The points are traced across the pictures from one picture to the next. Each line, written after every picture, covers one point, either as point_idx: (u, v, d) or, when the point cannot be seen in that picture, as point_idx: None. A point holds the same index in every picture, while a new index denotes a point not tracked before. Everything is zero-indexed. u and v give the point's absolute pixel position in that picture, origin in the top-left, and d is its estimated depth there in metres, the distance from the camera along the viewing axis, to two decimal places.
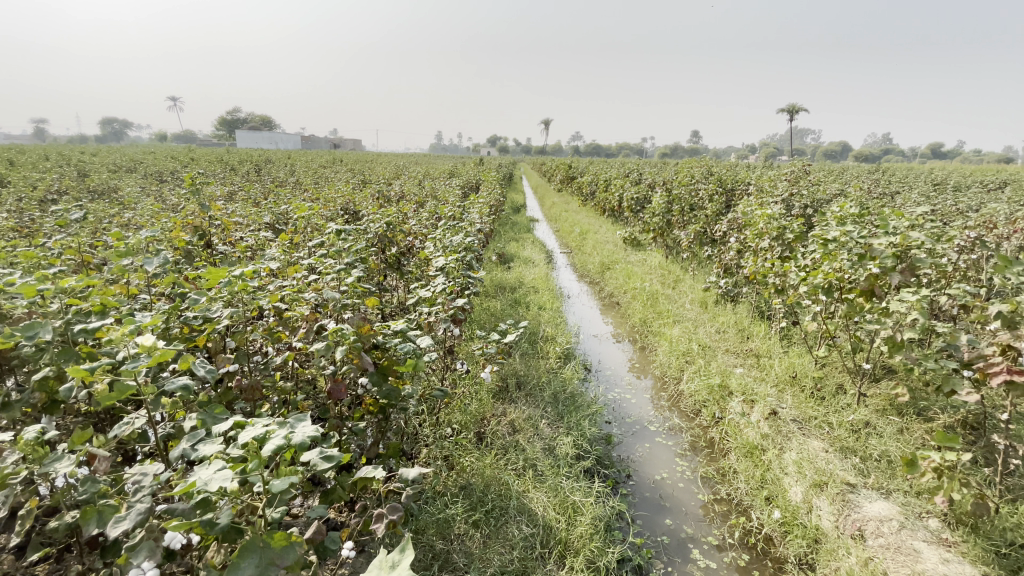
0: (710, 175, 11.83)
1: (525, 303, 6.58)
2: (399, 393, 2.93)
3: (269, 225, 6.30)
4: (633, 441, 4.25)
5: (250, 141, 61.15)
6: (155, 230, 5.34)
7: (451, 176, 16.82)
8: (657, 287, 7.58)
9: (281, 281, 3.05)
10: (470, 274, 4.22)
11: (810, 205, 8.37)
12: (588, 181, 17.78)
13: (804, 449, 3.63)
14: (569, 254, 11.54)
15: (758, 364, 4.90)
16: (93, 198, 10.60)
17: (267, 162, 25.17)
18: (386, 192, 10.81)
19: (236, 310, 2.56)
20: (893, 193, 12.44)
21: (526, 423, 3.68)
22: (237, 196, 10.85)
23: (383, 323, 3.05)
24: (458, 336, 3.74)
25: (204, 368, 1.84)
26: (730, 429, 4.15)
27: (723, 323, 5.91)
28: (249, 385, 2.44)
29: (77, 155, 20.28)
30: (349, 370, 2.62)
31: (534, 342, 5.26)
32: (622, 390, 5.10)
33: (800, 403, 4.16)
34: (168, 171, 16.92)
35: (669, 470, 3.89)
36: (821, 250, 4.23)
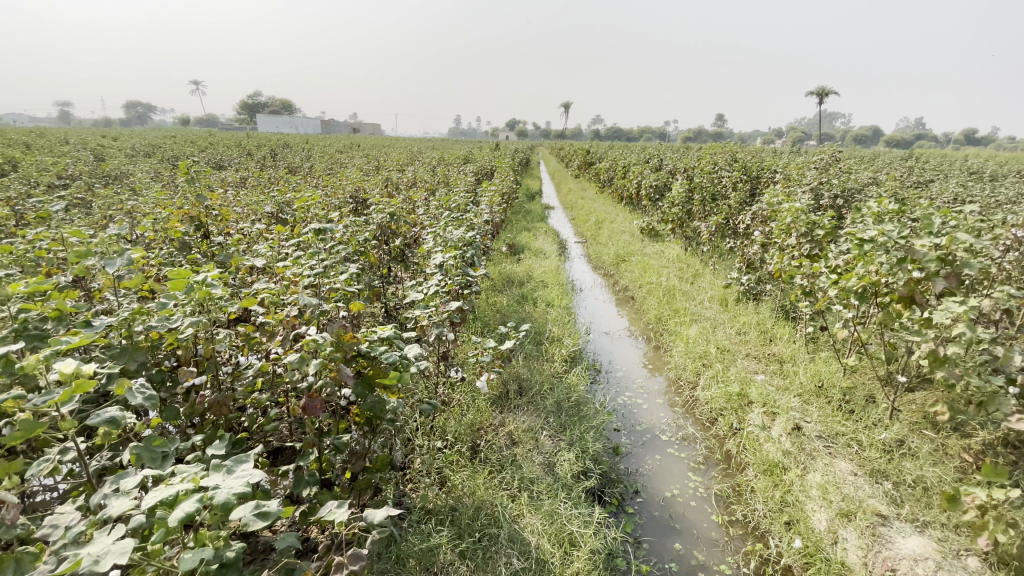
0: (734, 162, 11.27)
1: (533, 298, 6.31)
2: (384, 406, 2.72)
3: (272, 215, 6.13)
4: (643, 451, 3.98)
5: (269, 125, 61.57)
6: (153, 222, 5.18)
7: (465, 162, 16.50)
8: (675, 282, 7.23)
9: (261, 284, 2.84)
10: (470, 273, 3.96)
11: (841, 196, 7.86)
12: (606, 168, 17.25)
13: (830, 471, 3.31)
14: (584, 244, 11.17)
15: (781, 371, 4.56)
16: (106, 184, 10.58)
17: (283, 147, 25.11)
18: (396, 179, 10.58)
19: (201, 319, 2.34)
20: (929, 182, 11.73)
21: (525, 435, 3.43)
22: (247, 184, 10.73)
23: (369, 330, 2.83)
24: (454, 341, 3.49)
25: (143, 397, 1.71)
26: (748, 442, 3.84)
27: (744, 324, 5.55)
28: (215, 401, 2.34)
29: (97, 141, 20.45)
30: (327, 383, 2.42)
31: (540, 343, 5.00)
32: (634, 394, 4.81)
33: (826, 417, 3.82)
34: (183, 155, 16.98)
35: (680, 486, 3.61)
36: (854, 250, 3.84)
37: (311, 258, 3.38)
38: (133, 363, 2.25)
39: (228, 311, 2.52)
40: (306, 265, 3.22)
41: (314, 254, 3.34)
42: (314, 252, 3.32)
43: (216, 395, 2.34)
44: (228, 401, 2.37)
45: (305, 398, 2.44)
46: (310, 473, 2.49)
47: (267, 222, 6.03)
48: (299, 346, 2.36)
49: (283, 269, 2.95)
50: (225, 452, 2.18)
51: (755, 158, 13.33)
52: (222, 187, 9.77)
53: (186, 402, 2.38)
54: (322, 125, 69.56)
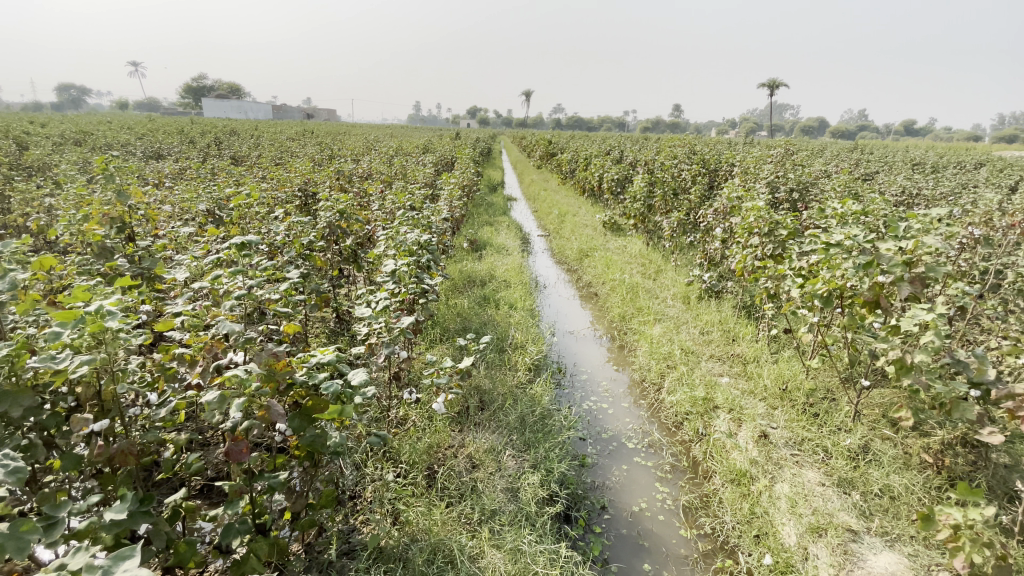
0: (693, 154, 11.31)
1: (495, 300, 6.07)
2: (326, 440, 2.44)
3: (207, 213, 5.60)
4: (609, 461, 3.82)
5: (215, 110, 58.29)
6: (65, 223, 4.60)
7: (423, 152, 15.98)
8: (638, 279, 7.14)
9: (179, 306, 2.48)
10: (425, 282, 3.69)
11: (796, 190, 7.96)
12: (568, 159, 17.09)
13: (798, 482, 3.27)
14: (547, 238, 10.99)
15: (745, 373, 4.51)
16: (25, 177, 9.58)
17: (231, 134, 23.65)
18: (350, 171, 10.03)
19: (99, 355, 1.97)
20: (875, 174, 12.17)
21: (486, 456, 3.22)
22: (185, 176, 9.95)
23: (307, 355, 2.55)
24: (407, 359, 3.22)
25: (4, 471, 1.37)
26: (715, 450, 3.76)
27: (707, 322, 5.50)
28: (119, 449, 1.98)
29: (18, 126, 18.58)
30: (255, 422, 2.12)
31: (503, 350, 4.78)
32: (599, 399, 4.66)
33: (791, 422, 3.79)
34: (117, 142, 15.70)
35: (648, 498, 3.48)
36: (818, 254, 3.80)
37: (241, 271, 3.00)
38: (17, 409, 1.85)
39: (135, 343, 2.16)
40: (235, 279, 2.85)
41: (244, 266, 2.95)
42: (245, 263, 2.94)
43: (120, 441, 1.99)
44: (135, 447, 2.03)
45: (228, 442, 2.11)
46: (241, 521, 2.25)
47: (202, 221, 5.50)
48: (221, 381, 2.05)
49: (207, 288, 2.58)
50: (130, 511, 1.86)
51: (712, 150, 13.47)
52: (156, 179, 8.98)
53: (86, 450, 2.02)
54: (273, 110, 66.36)
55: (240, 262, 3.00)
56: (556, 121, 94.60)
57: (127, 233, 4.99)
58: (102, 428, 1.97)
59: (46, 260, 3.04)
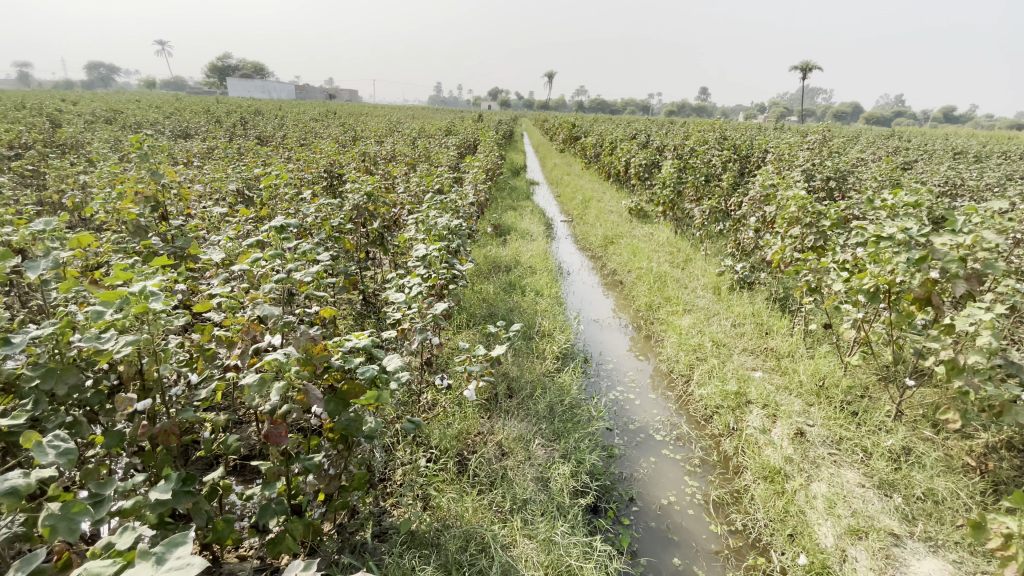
0: (724, 139, 10.97)
1: (520, 286, 6.01)
2: (360, 424, 2.44)
3: (237, 193, 5.64)
4: (637, 453, 3.77)
5: (241, 89, 58.91)
6: (102, 201, 4.67)
7: (446, 134, 15.85)
8: (666, 268, 6.99)
9: (217, 287, 2.49)
10: (455, 268, 3.65)
11: (834, 179, 7.67)
12: (592, 143, 16.76)
13: (836, 482, 3.18)
14: (570, 224, 10.84)
15: (779, 367, 4.39)
16: (59, 154, 9.79)
17: (255, 113, 23.82)
18: (375, 153, 9.99)
19: (142, 337, 1.98)
20: (915, 162, 11.65)
21: (516, 444, 3.20)
22: (213, 155, 10.04)
23: (342, 339, 2.55)
24: (438, 346, 3.20)
25: (55, 453, 1.36)
26: (747, 445, 3.68)
27: (739, 314, 5.36)
28: (161, 430, 2.00)
29: (52, 104, 18.97)
30: (294, 406, 2.12)
31: (529, 337, 4.73)
32: (626, 389, 4.60)
33: (828, 420, 3.68)
34: (147, 121, 15.94)
35: (677, 492, 3.42)
36: (865, 247, 3.63)
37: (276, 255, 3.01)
38: (63, 387, 1.88)
39: (175, 324, 2.16)
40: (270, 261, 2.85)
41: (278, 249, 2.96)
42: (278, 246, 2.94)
43: (163, 422, 2.02)
44: (176, 427, 2.05)
45: (267, 424, 2.12)
46: (277, 502, 2.29)
47: (232, 201, 5.54)
48: (262, 363, 2.05)
49: (243, 271, 2.59)
50: (174, 491, 1.90)
51: (743, 135, 13.06)
52: (185, 158, 9.08)
53: (130, 429, 2.05)
54: (297, 91, 66.50)
55: (270, 244, 3.01)
56: (579, 103, 92.88)
57: (160, 212, 5.05)
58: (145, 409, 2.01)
59: (84, 239, 3.08)
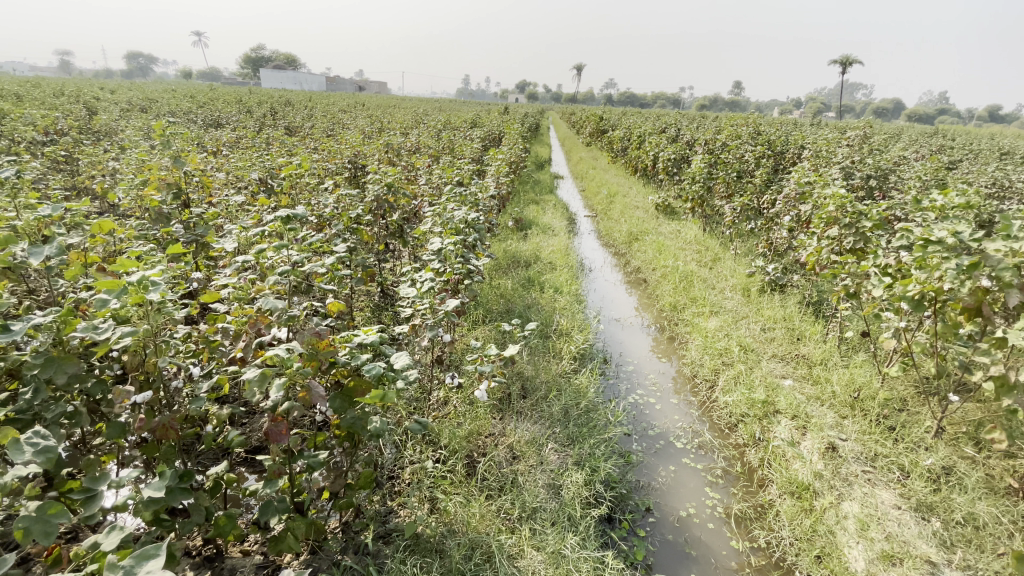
0: (758, 134, 10.55)
1: (540, 282, 5.87)
2: (365, 422, 2.36)
3: (259, 182, 5.65)
4: (655, 460, 3.60)
5: (273, 80, 60.02)
6: (126, 188, 4.73)
7: (471, 126, 15.76)
8: (692, 267, 6.74)
9: (225, 277, 2.43)
10: (471, 263, 3.54)
11: (875, 177, 7.25)
12: (620, 137, 16.41)
13: (869, 502, 2.96)
14: (594, 219, 10.61)
15: (810, 376, 4.15)
16: (95, 142, 10.08)
17: (285, 104, 24.18)
18: (398, 144, 9.96)
19: (139, 329, 1.91)
20: (964, 161, 10.99)
21: (528, 448, 3.08)
22: (241, 144, 10.18)
23: (350, 334, 2.47)
24: (450, 343, 3.09)
25: (32, 452, 1.29)
26: (774, 457, 3.47)
27: (769, 318, 5.11)
28: (160, 424, 1.96)
29: (93, 93, 19.59)
30: (295, 403, 2.03)
31: (547, 336, 4.60)
32: (646, 392, 4.42)
33: (863, 435, 3.44)
34: (181, 110, 16.33)
35: (697, 504, 3.25)
36: (910, 250, 3.37)
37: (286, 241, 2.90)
38: (62, 376, 1.84)
39: (177, 314, 2.11)
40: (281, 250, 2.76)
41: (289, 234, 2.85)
42: (290, 233, 2.83)
43: (162, 416, 1.97)
44: (175, 423, 2.01)
45: (267, 421, 2.04)
46: (279, 499, 2.22)
47: (254, 190, 5.55)
48: (263, 358, 1.96)
49: (251, 258, 2.50)
50: (170, 488, 1.84)
51: (778, 131, 12.55)
52: (213, 147, 9.22)
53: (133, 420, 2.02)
54: (327, 82, 67.35)
55: (282, 229, 2.90)
56: (607, 96, 91.52)
57: (183, 200, 5.10)
58: (144, 401, 1.96)
59: (106, 223, 3.30)
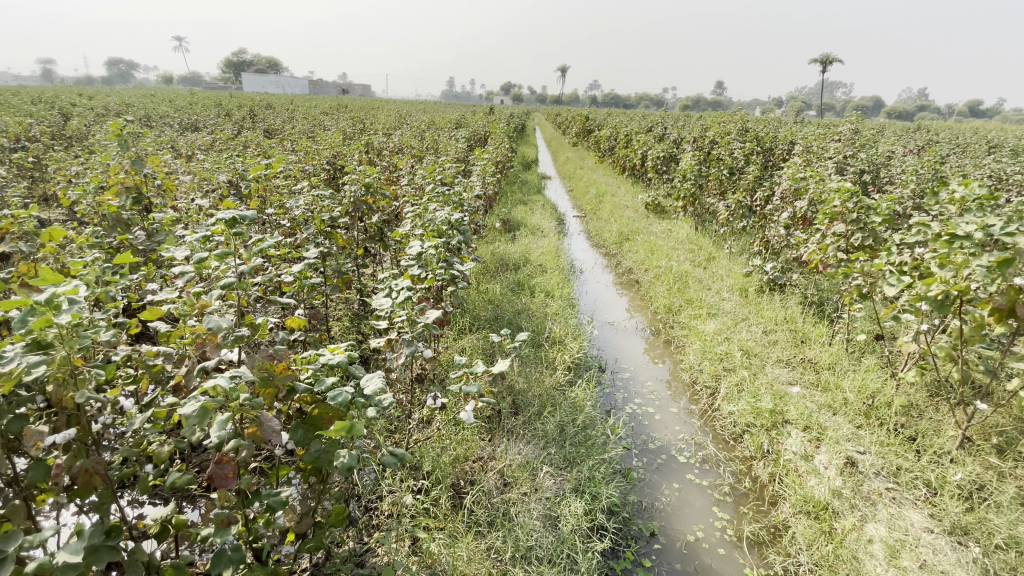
0: (747, 131, 10.39)
1: (529, 286, 5.58)
2: (332, 455, 2.03)
3: (228, 185, 5.28)
4: (658, 478, 3.31)
5: (254, 84, 59.21)
6: (78, 192, 4.34)
7: (456, 126, 15.46)
8: (687, 267, 6.50)
9: (167, 290, 2.07)
10: (456, 268, 3.24)
11: (870, 172, 7.08)
12: (606, 135, 16.21)
13: (897, 524, 2.71)
14: (583, 219, 10.38)
15: (818, 382, 3.92)
16: (60, 146, 9.60)
17: (265, 107, 23.69)
18: (380, 145, 9.62)
19: (49, 358, 1.56)
20: (952, 155, 10.92)
21: (521, 473, 2.78)
22: (216, 147, 9.76)
23: (313, 354, 2.17)
24: (432, 360, 2.78)
25: None
26: (787, 473, 3.21)
27: (771, 320, 4.87)
28: (82, 468, 1.61)
29: (64, 97, 18.98)
30: (243, 440, 1.72)
31: (539, 344, 4.31)
32: (645, 401, 4.14)
33: (882, 447, 3.21)
34: (156, 113, 15.85)
35: (704, 525, 2.97)
36: (928, 247, 3.16)
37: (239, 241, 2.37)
38: None
39: (101, 337, 1.77)
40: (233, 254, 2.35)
41: (244, 233, 2.34)
42: (244, 233, 2.33)
43: (85, 459, 1.62)
44: (100, 467, 1.66)
45: (211, 465, 1.71)
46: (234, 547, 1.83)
47: (223, 194, 5.18)
48: (203, 389, 1.63)
49: (193, 262, 2.07)
50: (93, 547, 1.46)
51: (765, 127, 12.42)
52: (186, 149, 8.80)
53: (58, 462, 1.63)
54: (311, 84, 66.53)
55: (230, 228, 2.34)
56: (592, 97, 91.57)
57: (144, 204, 4.72)
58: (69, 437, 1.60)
59: (55, 231, 3.09)
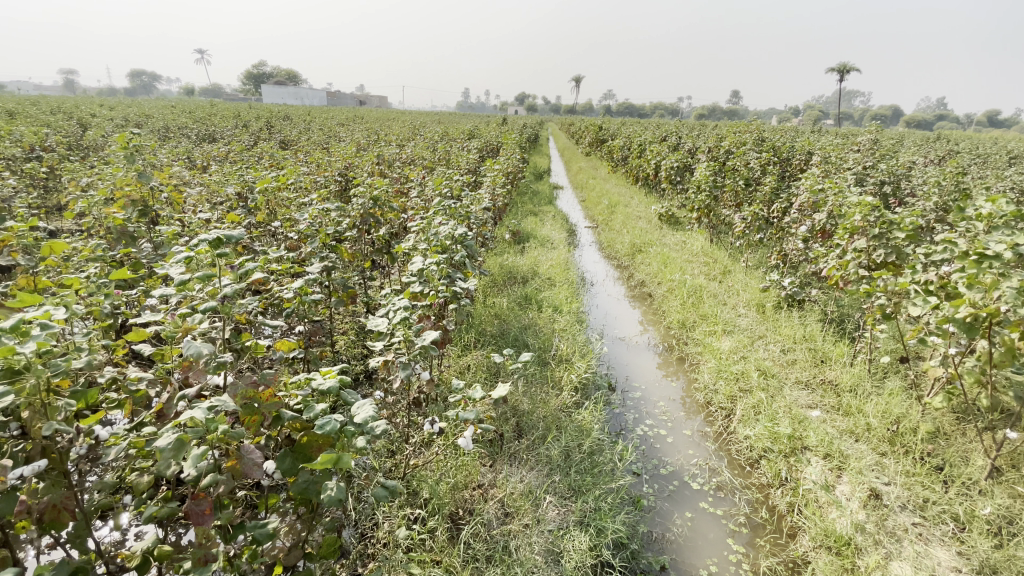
0: (763, 141, 10.18)
1: (537, 300, 5.46)
2: (320, 486, 1.92)
3: (236, 198, 5.29)
4: (669, 506, 3.13)
5: (274, 96, 60.43)
6: (87, 205, 4.37)
7: (468, 137, 15.51)
8: (701, 281, 6.33)
9: (151, 311, 1.99)
10: (457, 286, 3.13)
11: (892, 183, 6.84)
12: (620, 145, 16.07)
13: (924, 564, 2.51)
14: (595, 230, 10.24)
15: (839, 405, 3.72)
16: (82, 158, 9.81)
17: (284, 118, 24.06)
18: (392, 156, 9.64)
19: (14, 388, 1.51)
20: (979, 164, 10.55)
21: (522, 502, 2.65)
22: (231, 158, 9.87)
23: (304, 378, 2.07)
24: (431, 382, 2.67)
25: None
26: (805, 504, 3.03)
27: (789, 338, 4.68)
28: (49, 505, 1.65)
29: (90, 109, 19.53)
30: (221, 476, 1.65)
31: (546, 362, 4.19)
32: (656, 422, 3.97)
33: (909, 479, 3.01)
34: (178, 125, 16.18)
35: (717, 558, 2.78)
36: (955, 265, 2.97)
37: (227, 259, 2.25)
38: None
39: (77, 362, 1.71)
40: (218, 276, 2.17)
41: (229, 255, 2.12)
42: (230, 256, 2.10)
43: (52, 495, 1.66)
44: (70, 502, 1.70)
45: (188, 500, 1.65)
46: None
47: (231, 206, 5.19)
48: (177, 421, 1.56)
49: (175, 284, 1.96)
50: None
51: (783, 137, 12.17)
52: (200, 160, 8.90)
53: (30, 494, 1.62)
54: (329, 96, 67.77)
55: (215, 250, 2.12)
56: (606, 107, 91.84)
57: (152, 217, 4.72)
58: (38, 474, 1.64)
59: (56, 243, 3.05)
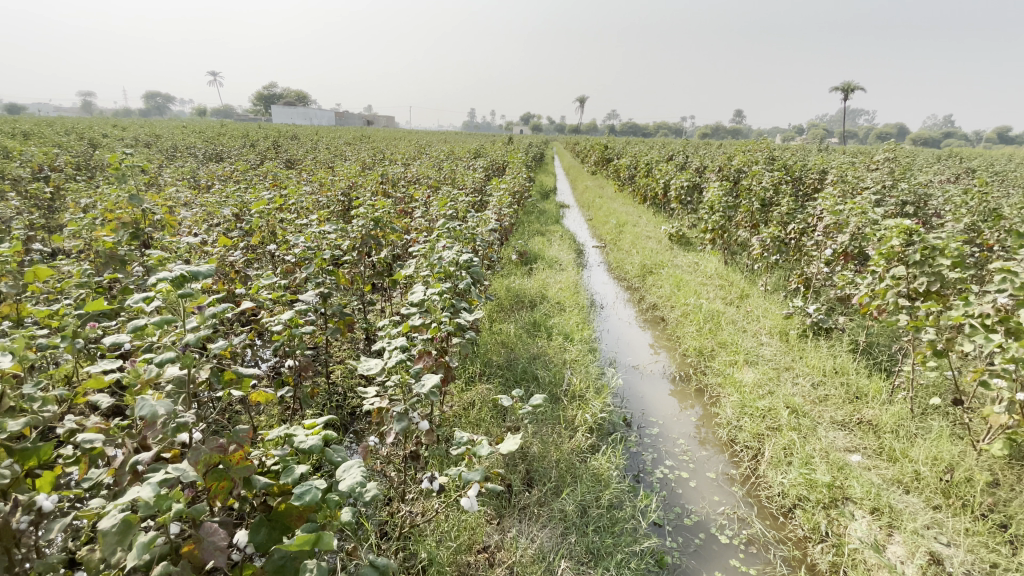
0: (775, 160, 9.95)
1: (546, 326, 5.17)
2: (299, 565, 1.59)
3: (233, 220, 5.08)
4: (697, 564, 2.73)
5: (283, 116, 61.36)
6: (74, 227, 4.15)
7: (474, 156, 15.41)
8: (718, 305, 6.02)
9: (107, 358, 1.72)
10: (461, 318, 2.86)
11: (915, 203, 6.54)
12: (627, 164, 15.91)
13: None
14: (603, 250, 9.99)
15: (881, 450, 3.39)
16: (84, 177, 9.69)
17: (291, 138, 24.18)
18: (397, 175, 9.47)
19: None
20: (999, 182, 10.21)
21: (535, 570, 2.34)
22: (234, 177, 9.74)
23: (283, 433, 1.77)
24: (430, 434, 2.38)
25: None
26: (854, 567, 2.67)
27: (817, 370, 4.35)
28: None
29: (100, 129, 19.66)
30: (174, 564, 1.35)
31: (558, 399, 3.89)
32: (677, 463, 3.61)
33: (972, 540, 2.66)
34: (186, 144, 16.22)
35: None
36: (1015, 296, 2.67)
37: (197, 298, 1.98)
38: None
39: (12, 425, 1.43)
40: (185, 319, 1.90)
41: (195, 295, 1.86)
42: (196, 294, 1.84)
43: None
44: None
45: None
46: None
47: (227, 228, 4.97)
48: (122, 499, 1.28)
49: (129, 330, 1.69)
50: None
51: (793, 155, 11.93)
52: (203, 180, 8.76)
53: None
54: (337, 116, 68.82)
55: (180, 288, 1.88)
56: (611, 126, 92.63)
57: (143, 239, 4.51)
58: None
59: (36, 270, 2.81)
